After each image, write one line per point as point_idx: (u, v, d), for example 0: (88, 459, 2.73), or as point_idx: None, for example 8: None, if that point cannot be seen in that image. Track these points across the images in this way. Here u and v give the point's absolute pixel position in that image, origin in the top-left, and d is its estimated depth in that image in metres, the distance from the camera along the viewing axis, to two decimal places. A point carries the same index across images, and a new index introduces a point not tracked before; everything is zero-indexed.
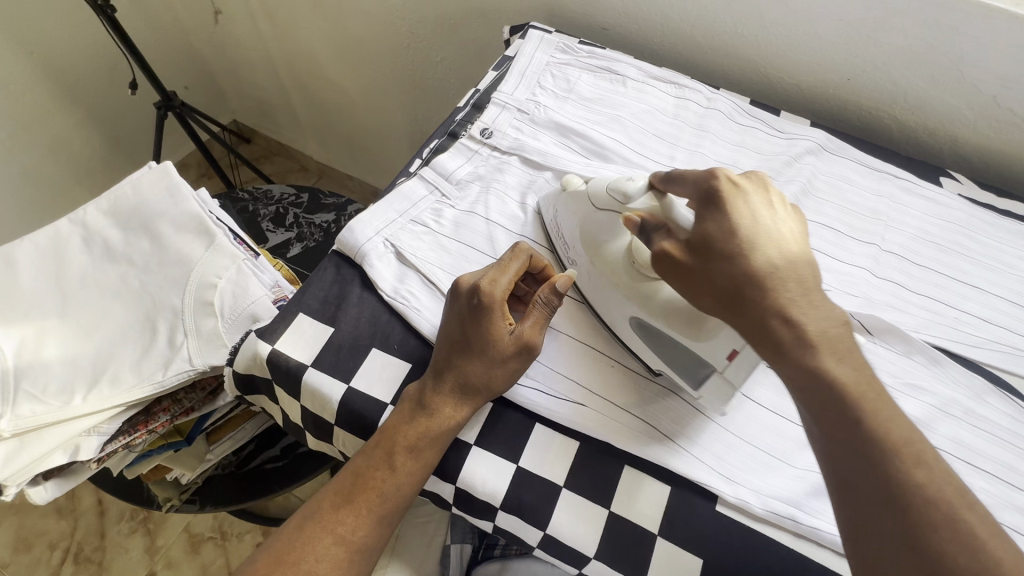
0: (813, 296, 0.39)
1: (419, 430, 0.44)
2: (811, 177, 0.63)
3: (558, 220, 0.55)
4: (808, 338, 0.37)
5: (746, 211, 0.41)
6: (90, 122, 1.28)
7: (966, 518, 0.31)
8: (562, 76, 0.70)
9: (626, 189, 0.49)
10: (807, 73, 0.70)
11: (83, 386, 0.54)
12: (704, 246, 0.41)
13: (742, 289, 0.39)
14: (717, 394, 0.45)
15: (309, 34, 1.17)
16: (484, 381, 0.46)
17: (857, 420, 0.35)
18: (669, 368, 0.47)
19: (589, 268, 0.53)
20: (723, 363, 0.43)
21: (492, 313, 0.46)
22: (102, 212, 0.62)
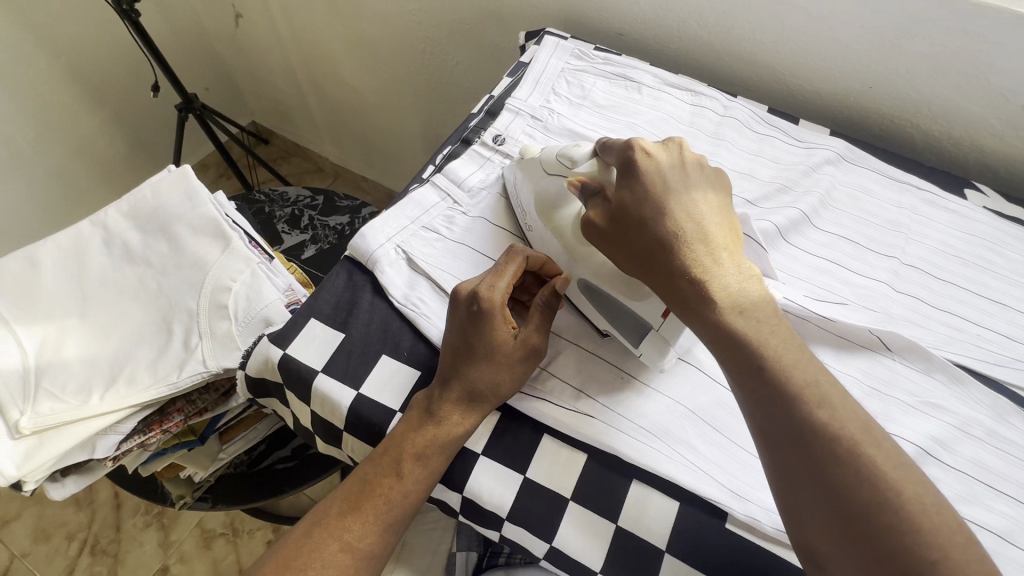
0: (719, 255, 0.42)
1: (426, 438, 0.44)
2: (829, 187, 0.62)
3: (514, 187, 0.58)
4: (707, 294, 0.40)
5: (656, 176, 0.45)
6: (114, 123, 1.31)
7: (869, 453, 0.33)
8: (577, 82, 0.70)
9: (574, 155, 0.52)
10: (827, 81, 0.69)
11: (101, 386, 0.56)
12: (619, 211, 0.45)
13: (653, 252, 0.43)
14: (654, 350, 0.47)
15: (327, 38, 1.19)
16: (490, 387, 0.46)
17: (763, 366, 0.37)
18: (615, 331, 0.49)
19: (543, 230, 0.54)
20: (659, 320, 0.46)
21: (494, 318, 0.46)
22: (122, 214, 0.64)
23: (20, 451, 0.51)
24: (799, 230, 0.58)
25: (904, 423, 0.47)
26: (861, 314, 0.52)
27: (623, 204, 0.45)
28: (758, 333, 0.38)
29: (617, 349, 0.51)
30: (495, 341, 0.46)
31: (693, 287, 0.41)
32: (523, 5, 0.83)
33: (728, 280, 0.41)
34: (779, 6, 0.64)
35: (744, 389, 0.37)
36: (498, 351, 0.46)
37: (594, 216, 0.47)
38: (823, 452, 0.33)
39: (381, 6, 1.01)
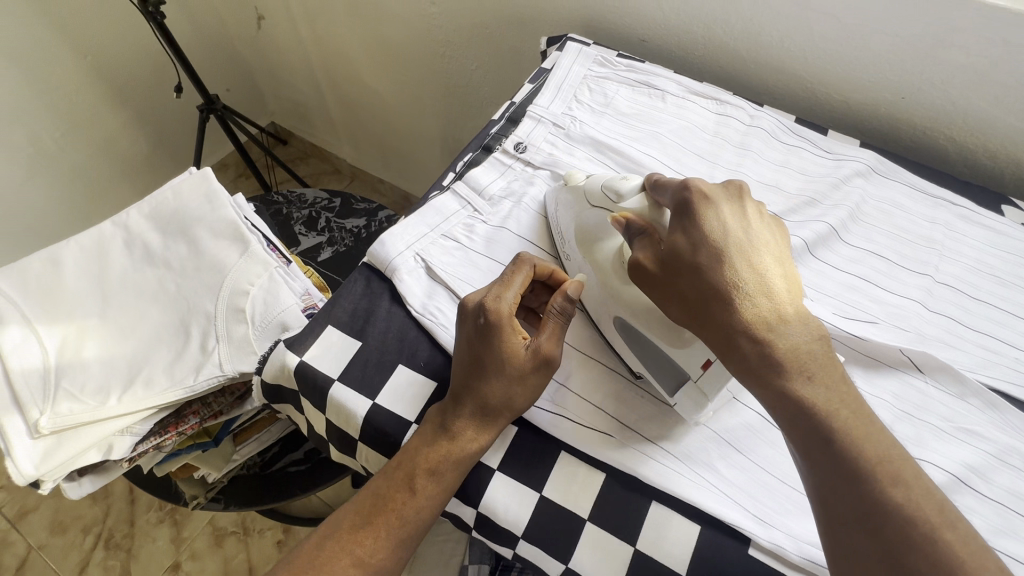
0: (785, 309, 0.39)
1: (438, 453, 0.43)
2: (859, 201, 0.60)
3: (556, 213, 0.57)
4: (773, 353, 0.38)
5: (717, 224, 0.42)
6: (137, 122, 1.33)
7: (945, 537, 0.31)
8: (600, 90, 0.69)
9: (620, 189, 0.50)
10: (857, 90, 0.67)
11: (119, 387, 0.56)
12: (672, 258, 0.43)
13: (710, 304, 0.41)
14: (690, 402, 0.45)
15: (347, 40, 1.19)
16: (503, 401, 0.45)
17: (831, 439, 0.35)
18: (650, 373, 0.47)
19: (581, 261, 0.54)
20: (698, 372, 0.44)
21: (502, 330, 0.45)
22: (143, 216, 0.64)
23: (38, 450, 0.51)
24: (827, 245, 0.57)
25: (936, 449, 0.45)
26: (893, 333, 0.50)
27: (678, 251, 0.43)
28: (827, 399, 0.37)
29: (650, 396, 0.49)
30: (504, 353, 0.45)
31: (755, 344, 0.38)
32: (545, 10, 0.83)
33: (795, 337, 0.38)
34: (809, 13, 0.63)
35: (807, 459, 0.36)
36: (509, 364, 0.45)
37: (645, 260, 0.45)
38: (893, 532, 0.32)
39: (402, 9, 1.01)
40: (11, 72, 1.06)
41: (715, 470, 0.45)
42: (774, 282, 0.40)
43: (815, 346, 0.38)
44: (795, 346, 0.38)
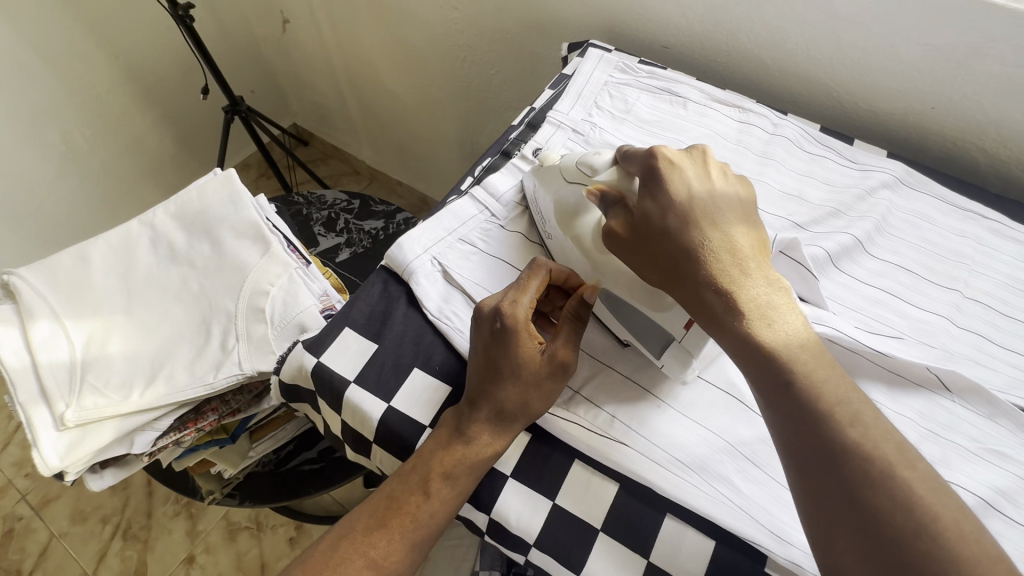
0: (748, 265, 0.40)
1: (453, 457, 0.43)
2: (886, 213, 0.58)
3: (535, 193, 0.57)
4: (735, 304, 0.38)
5: (682, 183, 0.43)
6: (164, 122, 1.36)
7: (902, 475, 0.32)
8: (620, 96, 0.68)
9: (593, 163, 0.52)
10: (884, 99, 0.65)
11: (141, 384, 0.57)
12: (642, 220, 0.43)
13: (678, 262, 0.41)
14: (676, 362, 0.46)
15: (369, 44, 1.21)
16: (519, 405, 0.45)
17: (790, 382, 0.36)
18: (635, 340, 0.48)
19: (560, 238, 0.53)
20: (682, 333, 0.45)
21: (518, 335, 0.45)
22: (169, 215, 0.65)
23: (64, 442, 0.53)
24: (851, 257, 0.55)
25: (961, 469, 0.44)
26: (919, 349, 0.49)
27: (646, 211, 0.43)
28: (789, 347, 0.37)
29: (637, 360, 0.50)
30: (521, 358, 0.45)
31: (720, 297, 0.39)
32: (567, 16, 0.83)
33: (756, 291, 0.39)
34: (837, 21, 0.61)
35: (770, 404, 0.37)
36: (525, 369, 0.45)
37: (617, 225, 0.45)
38: (852, 471, 0.32)
39: (424, 13, 1.02)
40: (47, 73, 1.09)
41: (732, 485, 0.44)
42: (737, 238, 0.41)
43: (773, 298, 0.39)
44: (756, 300, 0.38)
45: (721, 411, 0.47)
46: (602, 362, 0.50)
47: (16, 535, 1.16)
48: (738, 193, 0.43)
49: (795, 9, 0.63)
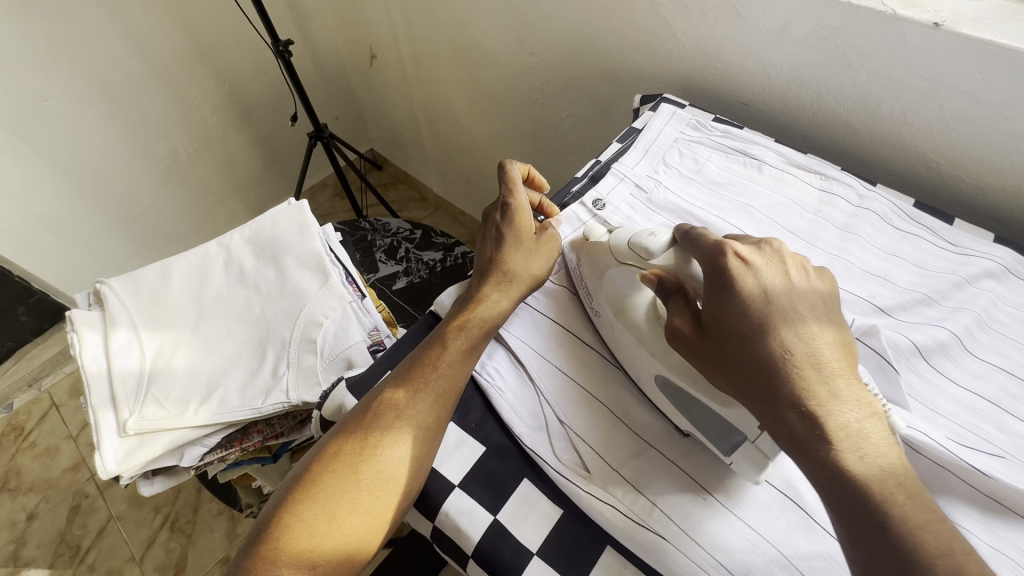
0: (836, 384, 0.37)
1: (468, 309, 0.51)
2: (989, 306, 0.52)
3: (581, 267, 0.55)
4: (825, 430, 0.36)
5: (754, 287, 0.40)
6: (255, 142, 1.47)
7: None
8: (691, 154, 0.66)
9: (648, 245, 0.48)
10: (994, 176, 0.59)
11: (197, 399, 0.59)
12: (713, 323, 0.41)
13: (755, 374, 0.38)
14: (747, 463, 0.42)
15: (447, 80, 1.25)
16: (518, 264, 0.53)
17: (886, 525, 0.33)
18: (698, 432, 0.45)
19: (614, 320, 0.51)
20: (756, 432, 0.41)
21: (503, 223, 0.55)
22: (244, 239, 0.70)
23: (123, 448, 0.56)
24: (947, 354, 0.49)
25: None
26: None
27: (718, 318, 0.41)
28: (883, 484, 0.34)
29: (686, 447, 0.47)
30: (519, 234, 0.55)
31: (804, 420, 0.36)
32: (641, 69, 0.82)
33: (848, 415, 0.36)
34: (941, 88, 0.56)
35: (849, 533, 0.34)
36: (519, 239, 0.54)
37: (682, 324, 0.44)
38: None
39: (502, 55, 1.05)
40: (162, 95, 1.22)
41: None
42: (820, 350, 0.38)
43: (865, 427, 0.36)
44: (847, 425, 0.36)
45: (776, 515, 0.42)
46: (647, 442, 0.47)
47: (81, 510, 1.25)
48: (825, 301, 0.41)
49: (894, 75, 0.58)
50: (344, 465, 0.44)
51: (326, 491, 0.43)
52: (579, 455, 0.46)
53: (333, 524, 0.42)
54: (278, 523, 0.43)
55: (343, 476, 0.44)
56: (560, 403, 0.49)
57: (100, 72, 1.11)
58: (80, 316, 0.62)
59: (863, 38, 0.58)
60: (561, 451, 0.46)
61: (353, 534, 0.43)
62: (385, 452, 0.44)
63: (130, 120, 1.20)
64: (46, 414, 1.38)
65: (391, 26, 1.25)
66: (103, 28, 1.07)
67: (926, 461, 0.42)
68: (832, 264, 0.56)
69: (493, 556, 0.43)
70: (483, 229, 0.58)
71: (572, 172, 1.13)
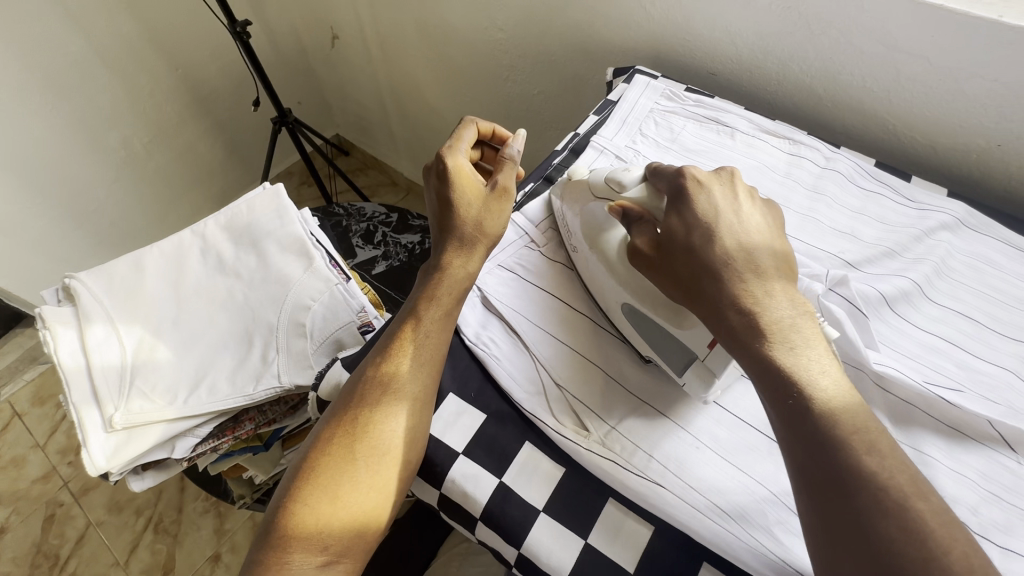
0: (771, 286, 0.42)
1: (436, 279, 0.52)
2: (945, 255, 0.56)
3: (564, 207, 0.58)
4: (757, 323, 0.40)
5: (705, 203, 0.45)
6: (214, 130, 1.41)
7: (915, 507, 0.32)
8: (666, 124, 0.68)
9: (622, 179, 0.52)
10: (946, 137, 0.63)
11: (185, 389, 0.58)
12: (666, 240, 0.46)
13: (697, 278, 0.43)
14: (698, 382, 0.47)
15: (414, 59, 1.23)
16: (476, 224, 0.53)
17: (807, 404, 0.36)
18: (657, 357, 0.49)
19: (589, 255, 0.54)
20: (704, 351, 0.46)
21: (443, 185, 0.54)
22: (219, 226, 0.68)
23: (111, 444, 0.55)
24: (910, 302, 0.53)
25: None
26: (982, 404, 0.46)
27: (670, 230, 0.46)
28: (808, 367, 0.38)
29: (681, 404, 0.49)
30: (464, 191, 0.54)
31: (741, 316, 0.40)
32: (612, 42, 0.82)
33: (781, 311, 0.40)
34: (898, 54, 0.59)
35: (779, 415, 0.37)
36: (467, 197, 0.53)
37: (644, 246, 0.48)
38: (860, 499, 0.32)
39: (469, 33, 1.04)
40: (112, 83, 1.16)
41: (774, 537, 0.42)
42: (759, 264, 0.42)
43: (798, 320, 0.40)
44: (786, 321, 0.40)
45: (763, 457, 0.46)
46: (641, 400, 0.49)
47: (57, 520, 1.21)
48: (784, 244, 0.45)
49: (854, 41, 0.61)
50: (342, 446, 0.45)
51: (328, 475, 0.44)
52: (576, 416, 0.48)
53: (339, 504, 0.43)
54: (283, 512, 0.43)
55: (342, 456, 0.44)
56: (555, 366, 0.50)
57: (40, 58, 1.03)
58: (50, 312, 0.60)
59: (824, 6, 0.60)
60: (558, 412, 0.48)
61: (360, 510, 0.43)
62: (380, 429, 0.45)
63: (78, 109, 1.13)
64: (9, 424, 1.32)
65: (353, 5, 1.21)
66: (43, 12, 1.00)
67: (895, 399, 0.46)
68: (803, 224, 0.58)
69: (501, 517, 0.44)
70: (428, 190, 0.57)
71: (544, 148, 1.14)
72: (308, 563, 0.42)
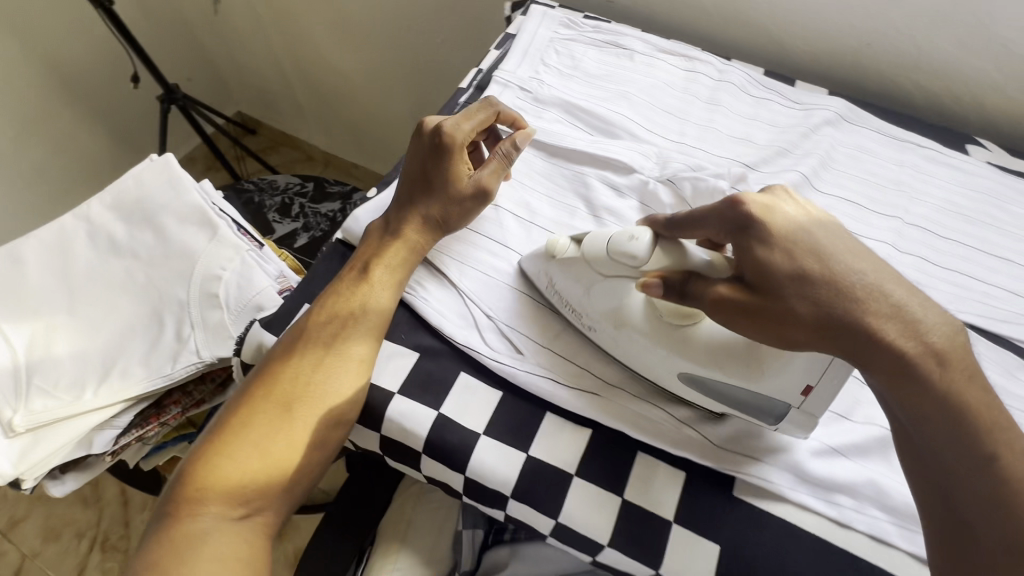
0: (915, 303, 0.34)
1: (387, 244, 0.50)
2: (829, 149, 0.60)
3: (551, 279, 0.48)
4: (918, 351, 0.33)
5: (789, 225, 0.36)
6: (93, 118, 1.28)
7: None
8: (567, 52, 0.67)
9: (633, 253, 0.41)
10: (823, 41, 0.67)
11: (94, 381, 0.55)
12: (767, 280, 0.36)
13: (834, 310, 0.34)
14: (797, 425, 0.42)
15: (308, 18, 1.15)
16: (443, 208, 0.51)
17: (973, 446, 0.32)
18: (737, 411, 0.44)
19: (617, 332, 0.46)
20: (798, 399, 0.40)
21: (434, 154, 0.51)
22: (105, 207, 0.62)
23: (15, 448, 0.50)
24: (801, 194, 0.56)
25: None
26: None
27: (761, 269, 0.36)
28: (971, 398, 0.33)
29: None
30: (451, 172, 0.51)
31: (898, 337, 0.33)
32: None
33: (939, 331, 0.33)
34: None
35: (937, 451, 0.33)
36: (450, 174, 0.51)
37: (738, 298, 0.37)
38: None
39: None
40: None
41: (697, 417, 0.46)
42: (888, 287, 0.34)
43: (952, 337, 0.34)
44: (943, 339, 0.33)
45: None
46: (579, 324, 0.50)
47: None
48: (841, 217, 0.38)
49: None
50: (272, 405, 0.45)
51: (253, 431, 0.44)
52: (510, 342, 0.49)
53: (269, 458, 0.44)
54: (202, 464, 0.43)
55: (273, 416, 0.45)
56: (485, 299, 0.50)
57: None
58: None
59: None
60: (493, 341, 0.48)
61: (281, 471, 0.44)
62: (312, 392, 0.45)
63: None
64: None
65: None
66: None
67: None
68: (704, 134, 0.61)
69: (442, 445, 0.45)
70: (414, 149, 0.53)
71: None
72: (220, 520, 0.42)
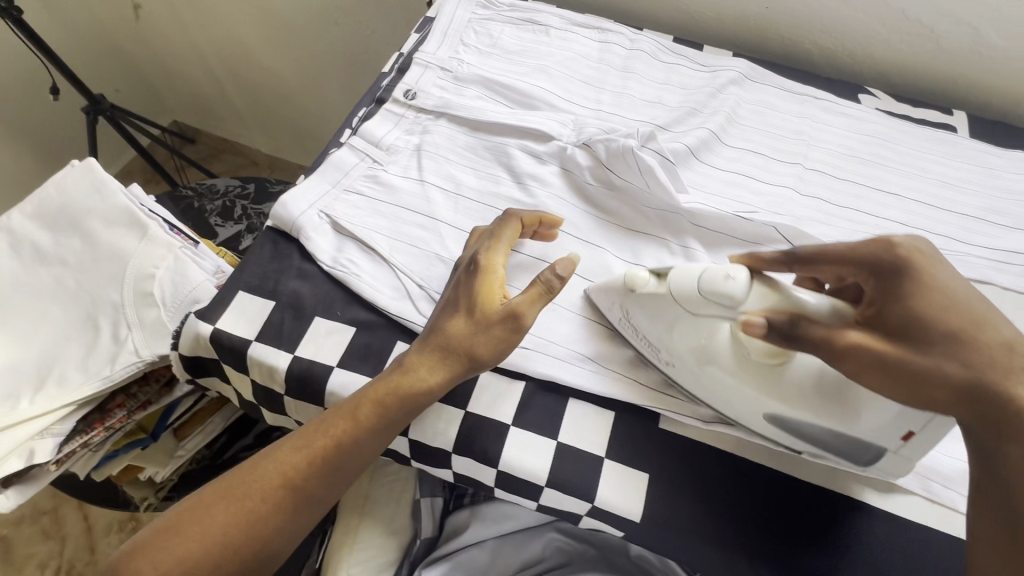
0: None
1: (391, 376, 0.44)
2: (734, 106, 0.64)
3: (630, 316, 0.46)
4: None
5: (943, 280, 0.35)
6: (14, 134, 1.23)
7: None
8: (485, 31, 0.69)
9: (734, 289, 0.38)
10: (725, 7, 0.70)
11: (30, 390, 0.54)
12: (907, 335, 0.34)
13: (987, 377, 0.32)
14: (896, 465, 0.40)
15: (235, 19, 1.14)
16: (466, 341, 0.43)
17: None
18: (827, 451, 0.41)
19: (696, 369, 0.43)
20: (898, 443, 0.38)
21: (467, 280, 0.45)
22: (27, 216, 0.61)
23: None
24: (710, 149, 0.60)
25: None
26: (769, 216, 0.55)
27: (910, 316, 0.34)
28: None
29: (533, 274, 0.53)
30: (479, 300, 0.44)
31: None
32: None
33: None
34: None
35: None
36: (480, 301, 0.44)
37: (870, 348, 0.34)
38: None
39: None
40: None
41: (624, 360, 0.48)
42: None
43: None
44: None
45: None
46: (557, 304, 0.51)
47: None
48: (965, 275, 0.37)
49: None
50: (222, 523, 0.42)
51: (192, 543, 0.42)
52: None
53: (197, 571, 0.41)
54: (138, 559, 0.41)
55: (219, 535, 0.42)
56: (415, 270, 0.51)
57: None
58: None
59: None
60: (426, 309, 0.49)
61: None
62: (267, 524, 0.43)
63: None
64: None
65: None
66: None
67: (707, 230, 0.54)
68: (619, 101, 0.64)
69: None
70: (455, 276, 0.48)
71: None
72: None
